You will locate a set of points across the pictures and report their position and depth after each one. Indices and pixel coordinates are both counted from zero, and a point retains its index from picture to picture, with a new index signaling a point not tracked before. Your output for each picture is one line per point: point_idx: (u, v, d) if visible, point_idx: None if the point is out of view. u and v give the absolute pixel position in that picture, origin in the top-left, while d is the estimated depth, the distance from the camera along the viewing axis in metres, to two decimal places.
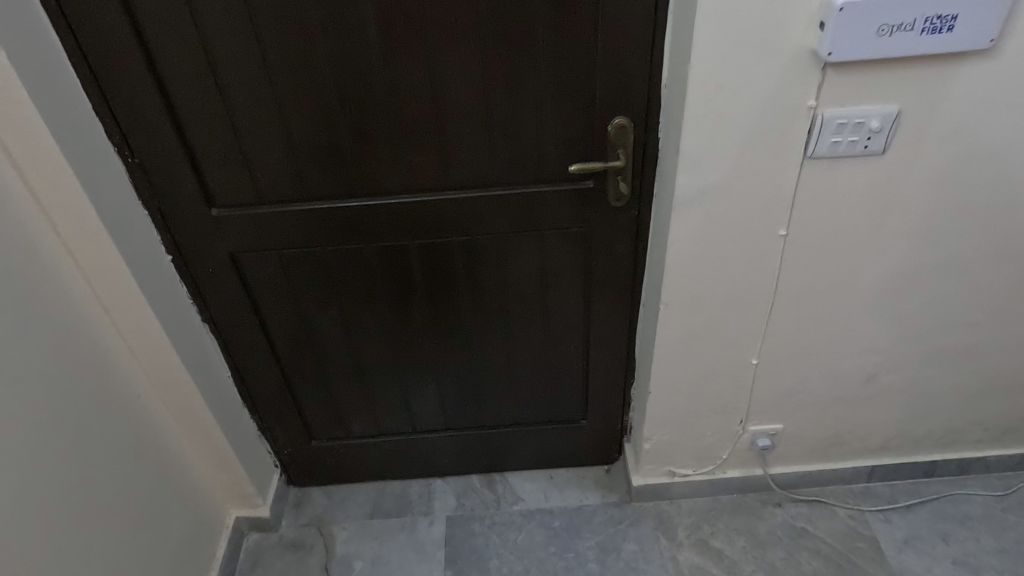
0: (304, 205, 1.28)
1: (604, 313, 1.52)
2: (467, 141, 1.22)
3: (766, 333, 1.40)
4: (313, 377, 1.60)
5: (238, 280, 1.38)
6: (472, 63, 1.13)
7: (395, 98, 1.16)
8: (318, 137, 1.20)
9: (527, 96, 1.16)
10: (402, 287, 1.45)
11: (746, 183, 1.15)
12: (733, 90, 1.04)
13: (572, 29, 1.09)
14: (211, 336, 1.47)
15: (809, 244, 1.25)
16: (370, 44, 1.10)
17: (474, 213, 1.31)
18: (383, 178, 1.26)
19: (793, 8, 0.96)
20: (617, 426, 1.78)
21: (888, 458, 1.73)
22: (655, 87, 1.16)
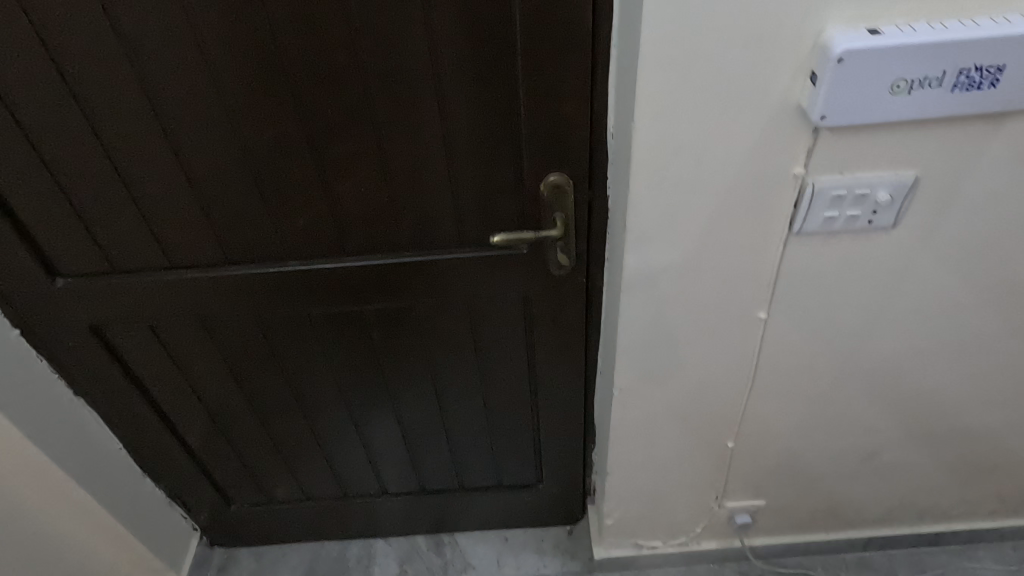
0: (171, 274, 1.03)
1: (555, 381, 1.28)
2: (366, 202, 0.96)
3: (745, 415, 1.16)
4: (220, 446, 1.38)
5: (108, 355, 1.15)
6: (359, 111, 0.87)
7: (266, 154, 0.90)
8: (174, 201, 0.94)
9: (436, 150, 0.90)
10: (311, 355, 1.22)
11: (715, 262, 0.90)
12: (695, 155, 0.78)
13: (485, 68, 0.83)
14: (90, 408, 1.26)
15: (796, 326, 1.00)
16: (222, 89, 0.84)
17: (386, 282, 1.07)
18: (265, 245, 1.01)
19: (774, 53, 0.69)
20: (577, 489, 1.57)
21: (887, 529, 1.51)
22: (599, 136, 0.90)
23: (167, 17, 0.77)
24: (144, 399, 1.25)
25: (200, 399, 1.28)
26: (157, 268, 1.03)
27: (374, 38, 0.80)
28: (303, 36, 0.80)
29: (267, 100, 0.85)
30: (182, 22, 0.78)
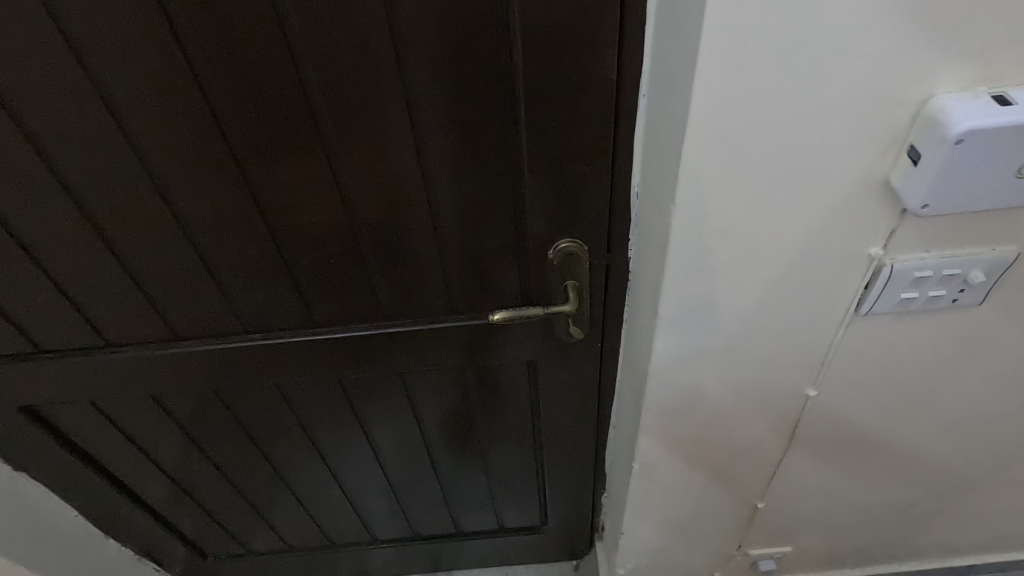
0: (109, 354, 0.87)
1: (561, 434, 1.15)
2: (336, 267, 0.80)
3: (778, 479, 1.03)
4: (190, 505, 1.25)
5: (47, 433, 1.00)
6: (321, 171, 0.70)
7: (209, 222, 0.74)
8: (101, 279, 0.77)
9: (418, 211, 0.75)
10: (283, 417, 1.07)
11: (759, 346, 0.74)
12: (746, 240, 0.61)
13: (476, 121, 0.66)
14: (36, 481, 1.11)
15: (850, 401, 0.85)
16: (146, 151, 0.67)
17: (364, 352, 0.91)
18: (216, 321, 0.84)
19: (861, 124, 0.52)
20: (584, 529, 1.45)
21: (919, 565, 1.41)
22: (620, 196, 0.74)
23: (64, 73, 0.60)
24: (97, 468, 1.11)
25: (161, 465, 1.13)
26: (90, 348, 0.87)
27: (335, 87, 0.63)
28: (244, 87, 0.63)
29: (205, 162, 0.68)
30: (85, 77, 0.60)
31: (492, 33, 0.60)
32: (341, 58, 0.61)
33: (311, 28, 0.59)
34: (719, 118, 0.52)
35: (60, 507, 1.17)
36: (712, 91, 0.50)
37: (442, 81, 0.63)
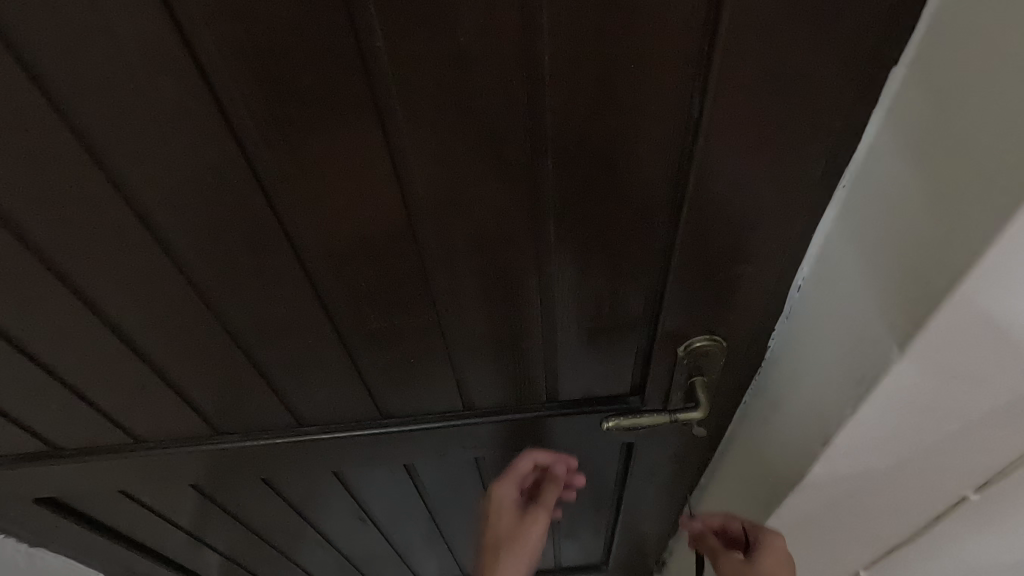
0: (139, 454, 0.73)
1: (644, 507, 1.01)
2: (414, 365, 0.65)
3: (899, 565, 0.90)
4: (225, 564, 1.13)
5: (65, 515, 0.87)
6: (411, 274, 0.54)
7: (261, 325, 0.58)
8: (125, 382, 0.63)
9: (525, 309, 0.59)
10: (333, 502, 0.93)
11: (934, 464, 0.61)
12: (976, 380, 0.47)
13: (625, 219, 0.50)
14: (57, 554, 0.99)
15: (1013, 501, 0.72)
16: (186, 258, 0.51)
17: (436, 440, 0.77)
18: (266, 415, 0.70)
19: None
20: (645, 568, 1.33)
21: None
22: (781, 291, 0.57)
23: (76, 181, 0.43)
24: (121, 538, 0.98)
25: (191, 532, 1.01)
26: (113, 444, 0.72)
27: (444, 187, 0.46)
28: (322, 189, 0.46)
29: (261, 268, 0.52)
30: (103, 186, 0.44)
31: (673, 122, 0.43)
32: (459, 154, 0.44)
33: (425, 120, 0.41)
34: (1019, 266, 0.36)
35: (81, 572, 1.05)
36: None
37: (590, 178, 0.46)
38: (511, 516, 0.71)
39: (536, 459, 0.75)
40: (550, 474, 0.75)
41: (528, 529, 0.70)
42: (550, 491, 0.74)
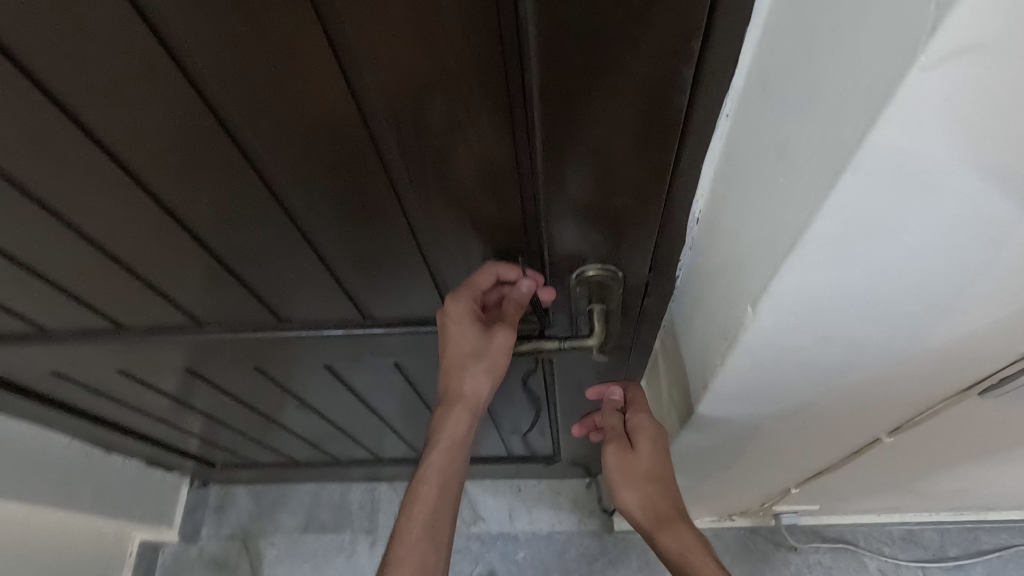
0: (51, 342, 0.74)
1: (581, 409, 1.01)
2: (299, 278, 0.62)
3: (820, 477, 0.91)
4: (187, 436, 1.19)
5: (9, 391, 0.90)
6: (256, 187, 0.50)
7: (122, 232, 0.56)
8: (6, 280, 0.61)
9: (396, 228, 0.55)
10: (269, 389, 0.95)
11: (834, 408, 0.58)
12: (849, 341, 0.42)
13: (471, 137, 0.44)
14: (18, 419, 1.04)
15: (931, 442, 0.70)
16: (10, 163, 0.48)
17: (350, 347, 0.75)
18: (166, 316, 0.69)
19: None
20: (601, 462, 1.36)
21: (947, 512, 1.35)
22: (676, 224, 0.52)
23: None
24: (75, 413, 1.02)
25: (146, 411, 1.05)
26: (23, 332, 0.73)
27: (249, 92, 0.42)
28: (116, 92, 0.42)
29: (95, 174, 0.49)
30: None
31: (494, 35, 0.37)
32: (252, 58, 0.39)
33: (195, 16, 0.37)
34: (870, 239, 0.30)
35: (49, 438, 1.12)
36: (882, 211, 0.28)
37: (412, 90, 0.41)
38: (461, 358, 0.62)
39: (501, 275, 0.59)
40: (511, 293, 0.59)
41: (469, 377, 0.63)
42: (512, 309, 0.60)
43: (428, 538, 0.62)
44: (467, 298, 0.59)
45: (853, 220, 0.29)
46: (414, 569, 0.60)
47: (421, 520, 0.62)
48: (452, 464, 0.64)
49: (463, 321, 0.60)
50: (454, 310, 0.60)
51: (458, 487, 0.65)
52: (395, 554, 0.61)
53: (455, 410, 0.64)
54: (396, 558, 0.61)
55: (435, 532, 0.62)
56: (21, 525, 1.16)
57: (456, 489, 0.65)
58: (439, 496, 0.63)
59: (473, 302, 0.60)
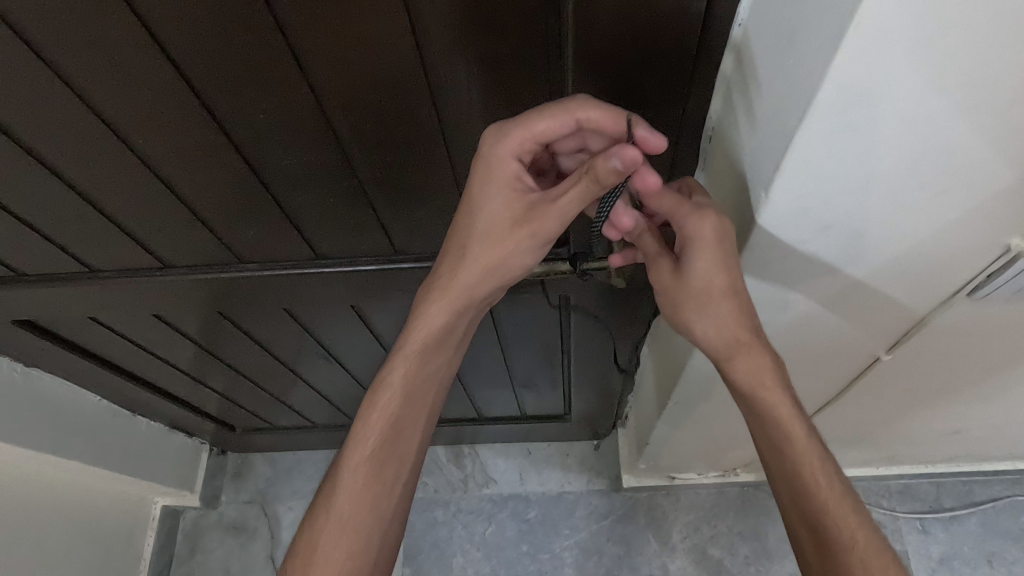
0: (97, 283, 0.78)
1: (592, 358, 1.07)
2: (340, 209, 0.66)
3: (821, 413, 0.97)
4: (211, 394, 1.23)
5: (48, 339, 0.94)
6: (309, 110, 0.54)
7: (179, 166, 0.60)
8: (64, 214, 0.66)
9: (433, 153, 0.59)
10: (296, 336, 0.99)
11: (837, 318, 0.63)
12: (853, 231, 0.47)
13: (508, 50, 0.49)
14: (53, 375, 1.09)
15: (925, 362, 0.75)
16: (85, 84, 0.51)
17: (379, 284, 0.80)
18: (207, 254, 0.73)
19: None
20: (609, 420, 1.41)
21: (942, 465, 1.40)
22: (689, 140, 0.57)
23: None
24: (107, 365, 1.06)
25: (176, 365, 1.09)
26: (70, 272, 0.77)
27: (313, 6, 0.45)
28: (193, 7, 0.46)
29: (165, 95, 0.53)
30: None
31: None
32: None
33: None
34: (871, 101, 0.36)
35: (79, 395, 1.16)
36: (883, 68, 0.34)
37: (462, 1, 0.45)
38: (477, 225, 0.58)
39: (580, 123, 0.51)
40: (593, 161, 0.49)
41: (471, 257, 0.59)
42: (582, 183, 0.51)
43: (383, 440, 0.64)
44: (507, 153, 0.53)
45: (858, 80, 0.35)
46: (361, 476, 0.63)
47: (378, 422, 0.64)
48: (419, 367, 0.65)
49: (493, 180, 0.55)
50: (484, 166, 0.54)
51: (422, 392, 0.66)
52: (349, 454, 0.64)
53: (435, 305, 0.62)
54: (347, 457, 0.64)
55: (390, 437, 0.65)
56: (53, 481, 1.20)
57: (421, 391, 0.66)
58: (402, 401, 0.65)
59: (515, 154, 0.53)
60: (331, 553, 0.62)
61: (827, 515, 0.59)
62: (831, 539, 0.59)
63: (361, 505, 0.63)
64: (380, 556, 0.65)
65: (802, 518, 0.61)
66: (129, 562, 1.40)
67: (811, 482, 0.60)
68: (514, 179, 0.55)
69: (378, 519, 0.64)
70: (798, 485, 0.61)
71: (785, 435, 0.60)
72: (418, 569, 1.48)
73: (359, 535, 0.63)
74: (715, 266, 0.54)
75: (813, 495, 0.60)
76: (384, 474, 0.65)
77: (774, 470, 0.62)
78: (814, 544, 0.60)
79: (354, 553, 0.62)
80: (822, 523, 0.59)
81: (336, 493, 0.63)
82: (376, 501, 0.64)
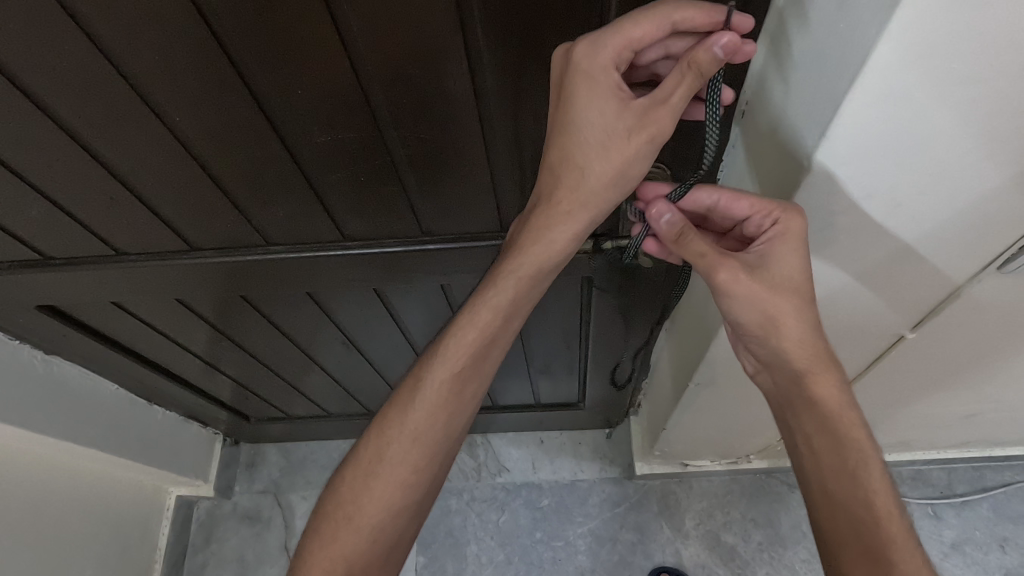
0: (123, 265, 0.78)
1: (611, 344, 1.07)
2: (370, 188, 0.66)
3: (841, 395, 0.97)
4: (228, 382, 1.24)
5: (70, 325, 0.95)
6: (346, 85, 0.54)
7: (214, 145, 0.60)
8: (96, 195, 0.66)
9: (468, 131, 0.59)
10: (316, 321, 1.00)
11: (866, 293, 0.64)
12: (892, 202, 0.48)
13: (551, 16, 0.49)
14: (72, 362, 1.09)
15: (949, 340, 0.76)
16: (125, 56, 0.52)
17: (404, 266, 0.80)
18: (234, 236, 0.74)
19: None
20: (623, 407, 1.42)
21: (953, 450, 1.41)
22: None
23: None
24: (127, 352, 1.07)
25: (196, 352, 1.10)
26: (97, 254, 0.77)
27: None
28: None
29: (204, 69, 0.53)
30: None
31: None
32: None
33: None
34: (925, 63, 0.36)
35: (97, 383, 1.17)
36: (941, 27, 0.34)
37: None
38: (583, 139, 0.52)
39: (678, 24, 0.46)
40: (692, 55, 0.45)
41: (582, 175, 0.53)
42: (683, 83, 0.47)
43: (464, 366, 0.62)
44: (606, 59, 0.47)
45: (914, 40, 0.35)
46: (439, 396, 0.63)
47: (465, 350, 0.61)
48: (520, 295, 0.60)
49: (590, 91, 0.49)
50: (583, 76, 0.48)
51: (518, 316, 0.62)
52: (433, 372, 0.62)
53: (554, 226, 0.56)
54: (427, 375, 0.63)
55: (477, 360, 0.62)
56: (71, 469, 1.21)
57: (514, 321, 0.62)
58: (497, 329, 0.61)
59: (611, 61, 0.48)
60: (396, 467, 0.63)
61: (873, 523, 0.59)
62: (875, 547, 0.58)
63: (433, 425, 0.63)
64: (439, 470, 0.66)
65: (848, 525, 0.60)
66: (145, 551, 1.41)
67: (867, 489, 0.60)
68: (614, 92, 0.49)
69: (445, 439, 0.65)
70: (851, 490, 0.61)
71: (848, 441, 0.61)
72: (432, 557, 1.49)
73: (425, 451, 0.63)
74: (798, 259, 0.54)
75: (868, 505, 0.60)
76: (460, 397, 0.64)
77: (824, 479, 0.62)
78: (859, 554, 0.59)
79: (418, 465, 0.64)
80: (868, 532, 0.59)
81: (412, 408, 0.63)
82: (448, 422, 0.64)
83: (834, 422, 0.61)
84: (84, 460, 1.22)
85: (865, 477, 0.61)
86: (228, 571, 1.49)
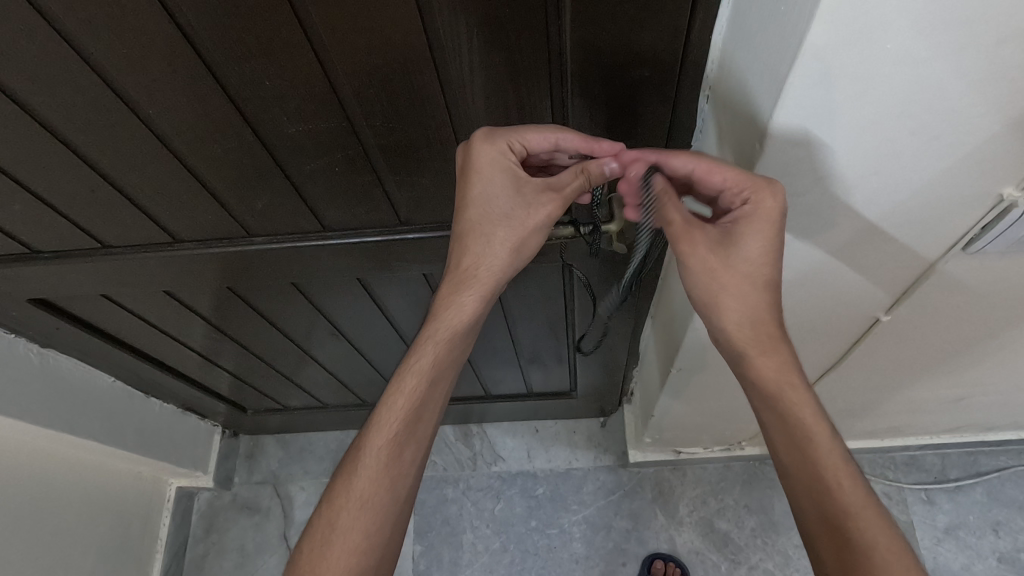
0: (110, 258, 0.80)
1: (597, 331, 1.08)
2: (345, 177, 0.67)
3: (827, 380, 0.97)
4: (222, 374, 1.25)
5: (62, 318, 0.96)
6: (312, 75, 0.55)
7: (188, 137, 0.62)
8: (79, 189, 0.67)
9: (436, 119, 0.60)
10: (303, 312, 1.01)
11: (838, 277, 0.64)
12: (847, 180, 0.48)
13: (508, 10, 0.49)
14: (68, 355, 1.11)
15: (926, 322, 0.76)
16: (94, 51, 0.53)
17: (384, 254, 0.81)
18: (215, 227, 0.75)
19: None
20: (615, 396, 1.43)
21: (947, 436, 1.41)
22: (689, 100, 0.57)
23: None
24: (120, 345, 1.09)
25: (189, 345, 1.11)
26: (84, 248, 0.79)
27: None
28: None
29: (171, 61, 0.54)
30: None
31: None
32: None
33: None
34: (861, 42, 0.37)
35: (94, 375, 1.19)
36: (870, 7, 0.35)
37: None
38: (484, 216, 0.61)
39: (561, 141, 0.57)
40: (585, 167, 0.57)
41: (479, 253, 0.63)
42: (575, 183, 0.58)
43: (404, 426, 0.65)
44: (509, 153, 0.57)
45: (847, 20, 0.36)
46: (384, 461, 0.65)
47: (402, 409, 0.65)
48: (448, 349, 0.66)
49: (494, 176, 0.58)
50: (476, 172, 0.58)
51: (446, 378, 0.68)
52: (373, 436, 0.65)
53: (467, 292, 0.64)
54: (370, 442, 0.65)
55: (414, 418, 0.66)
56: (70, 461, 1.23)
57: (444, 378, 0.67)
58: (427, 388, 0.66)
59: (507, 154, 0.57)
60: (353, 541, 0.62)
61: (817, 495, 0.60)
62: (831, 514, 0.59)
63: (381, 489, 0.64)
64: (392, 538, 0.66)
65: (808, 499, 0.61)
66: (146, 542, 1.43)
67: (814, 459, 0.61)
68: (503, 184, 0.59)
69: (394, 507, 0.65)
70: (804, 464, 0.61)
71: (792, 416, 0.62)
72: (429, 546, 1.50)
73: (375, 524, 0.64)
74: (744, 229, 0.54)
75: (819, 477, 0.60)
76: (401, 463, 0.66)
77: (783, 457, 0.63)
78: (823, 529, 0.60)
79: (372, 535, 0.63)
80: (826, 503, 0.60)
81: (356, 477, 0.64)
82: (394, 486, 0.65)
83: (776, 394, 0.63)
84: (83, 452, 1.24)
85: (814, 452, 0.61)
86: (228, 560, 1.52)
